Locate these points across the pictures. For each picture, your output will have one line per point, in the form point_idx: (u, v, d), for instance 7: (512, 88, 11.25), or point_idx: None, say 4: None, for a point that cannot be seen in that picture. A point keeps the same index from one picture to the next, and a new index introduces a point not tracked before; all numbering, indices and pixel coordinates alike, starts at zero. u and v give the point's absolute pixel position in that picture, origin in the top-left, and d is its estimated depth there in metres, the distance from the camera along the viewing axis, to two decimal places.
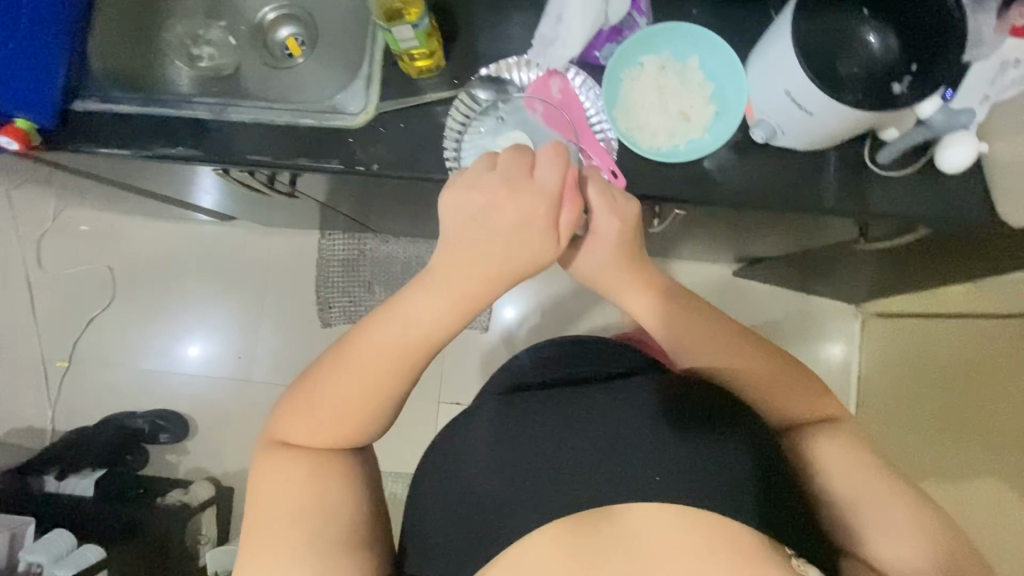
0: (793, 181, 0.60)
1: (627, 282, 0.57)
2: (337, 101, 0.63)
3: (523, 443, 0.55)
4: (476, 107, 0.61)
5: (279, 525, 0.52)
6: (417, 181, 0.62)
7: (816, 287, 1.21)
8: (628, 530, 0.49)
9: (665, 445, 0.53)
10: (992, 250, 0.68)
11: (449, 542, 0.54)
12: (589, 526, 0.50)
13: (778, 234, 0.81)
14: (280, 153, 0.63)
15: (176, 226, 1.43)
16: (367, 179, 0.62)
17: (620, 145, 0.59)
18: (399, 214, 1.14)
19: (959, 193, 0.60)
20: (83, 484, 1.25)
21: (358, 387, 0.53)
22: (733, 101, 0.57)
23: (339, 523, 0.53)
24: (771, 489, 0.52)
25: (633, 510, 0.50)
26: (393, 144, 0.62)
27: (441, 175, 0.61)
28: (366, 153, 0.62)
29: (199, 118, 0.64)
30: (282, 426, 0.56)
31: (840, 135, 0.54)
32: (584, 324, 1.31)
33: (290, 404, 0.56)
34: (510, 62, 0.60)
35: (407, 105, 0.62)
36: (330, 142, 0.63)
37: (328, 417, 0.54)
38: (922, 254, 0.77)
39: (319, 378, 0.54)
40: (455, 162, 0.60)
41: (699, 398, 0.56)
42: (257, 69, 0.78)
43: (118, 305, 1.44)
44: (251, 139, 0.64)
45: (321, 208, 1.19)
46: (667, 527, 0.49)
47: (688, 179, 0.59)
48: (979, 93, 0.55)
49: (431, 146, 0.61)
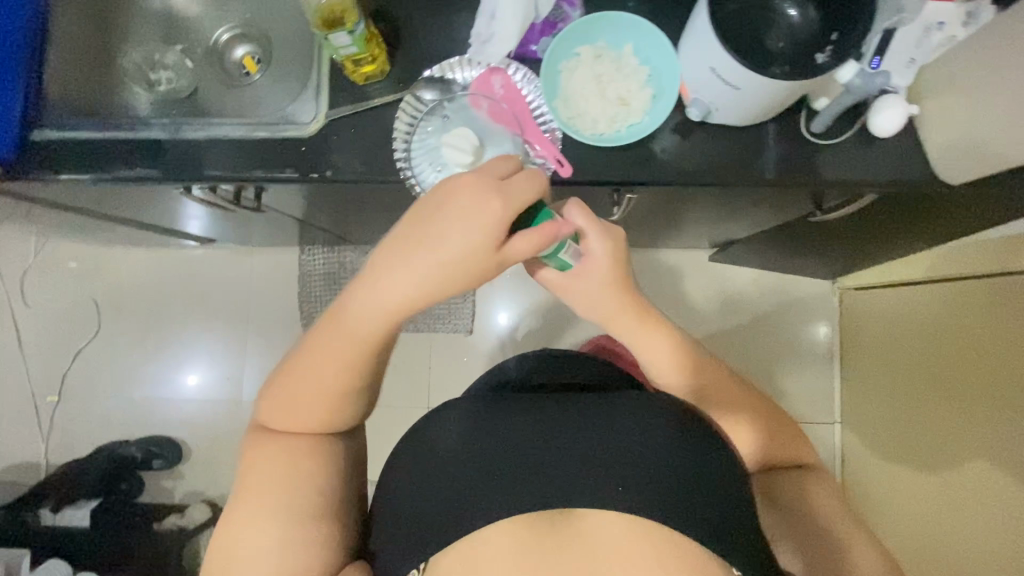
0: (734, 156, 0.61)
1: (615, 307, 0.63)
2: (290, 112, 0.65)
3: (494, 442, 0.57)
4: (423, 108, 0.62)
5: (269, 492, 0.55)
6: (371, 184, 0.63)
7: (790, 264, 1.23)
8: (587, 533, 0.50)
9: (650, 462, 0.54)
10: (939, 209, 0.70)
11: (398, 535, 0.56)
12: (548, 525, 0.51)
13: (737, 211, 0.83)
14: (236, 166, 0.65)
15: (157, 253, 1.45)
16: (323, 185, 0.63)
17: (564, 134, 0.61)
18: (373, 223, 1.16)
19: (897, 157, 0.61)
20: (80, 514, 1.28)
21: (328, 370, 0.56)
22: (668, 84, 0.59)
23: (308, 501, 0.56)
24: (732, 511, 0.54)
25: (588, 516, 0.51)
26: (346, 149, 0.63)
27: (393, 177, 0.62)
28: (321, 160, 0.64)
29: (157, 138, 0.66)
30: (272, 408, 0.60)
31: (769, 108, 0.56)
32: (567, 319, 1.33)
33: (280, 384, 0.60)
34: (452, 62, 0.62)
35: (356, 111, 0.63)
36: (288, 150, 0.64)
37: (304, 399, 0.58)
38: (877, 219, 0.79)
39: (295, 365, 0.58)
40: (405, 163, 0.62)
41: (696, 426, 0.58)
42: (215, 89, 0.80)
43: (105, 336, 1.45)
44: (208, 155, 0.65)
45: (298, 224, 1.20)
46: (623, 534, 0.50)
47: (633, 162, 0.61)
48: (906, 57, 0.58)
49: (381, 148, 0.63)
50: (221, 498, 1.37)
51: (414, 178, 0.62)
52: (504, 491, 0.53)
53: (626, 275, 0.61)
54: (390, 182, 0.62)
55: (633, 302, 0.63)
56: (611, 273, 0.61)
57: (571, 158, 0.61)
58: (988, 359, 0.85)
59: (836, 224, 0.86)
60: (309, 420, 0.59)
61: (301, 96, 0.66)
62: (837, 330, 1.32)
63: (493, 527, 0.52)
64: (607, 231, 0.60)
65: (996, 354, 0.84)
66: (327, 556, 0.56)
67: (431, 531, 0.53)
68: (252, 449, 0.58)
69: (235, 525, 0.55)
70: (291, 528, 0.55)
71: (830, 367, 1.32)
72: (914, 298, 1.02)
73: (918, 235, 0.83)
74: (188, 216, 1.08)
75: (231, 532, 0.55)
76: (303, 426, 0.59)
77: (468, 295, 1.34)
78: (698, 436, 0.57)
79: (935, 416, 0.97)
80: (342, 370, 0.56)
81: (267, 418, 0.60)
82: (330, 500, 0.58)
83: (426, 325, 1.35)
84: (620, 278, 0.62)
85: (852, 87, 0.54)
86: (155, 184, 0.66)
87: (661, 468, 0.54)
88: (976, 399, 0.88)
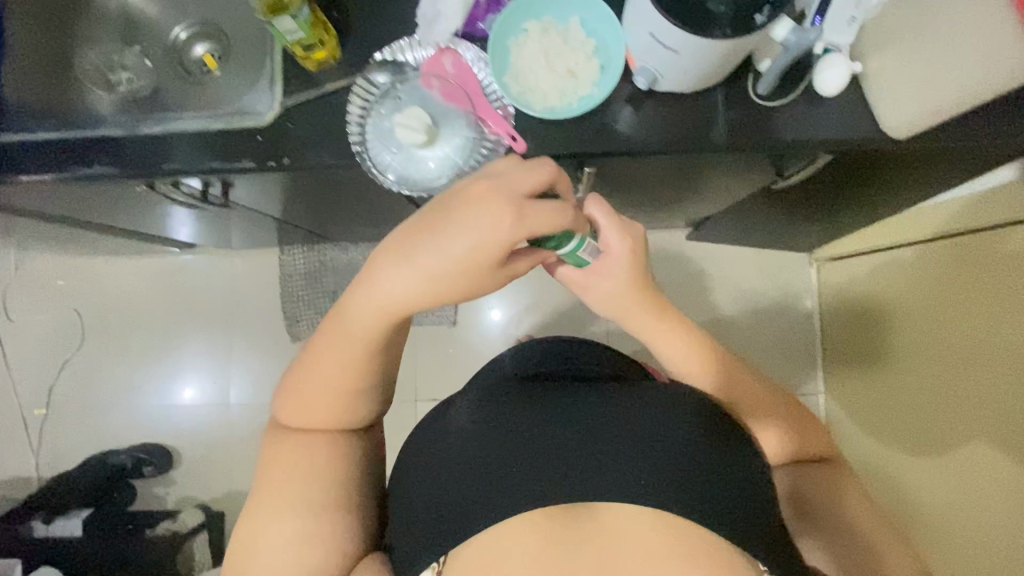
0: (686, 124, 0.62)
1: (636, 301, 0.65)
2: (246, 105, 0.66)
3: (512, 433, 0.59)
4: (375, 90, 0.63)
5: (288, 479, 0.58)
6: (329, 170, 0.64)
7: (766, 237, 1.24)
8: (609, 525, 0.52)
9: (675, 461, 0.56)
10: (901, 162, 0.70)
11: (418, 530, 0.57)
12: (574, 515, 0.53)
13: (701, 183, 0.84)
14: (195, 159, 0.65)
15: (137, 261, 1.45)
16: (280, 173, 0.63)
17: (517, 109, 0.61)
18: (349, 218, 1.17)
19: (845, 116, 0.62)
20: (71, 525, 1.26)
21: (336, 368, 0.59)
22: (614, 55, 0.60)
23: (329, 498, 0.59)
24: (751, 508, 0.57)
25: (613, 509, 0.53)
26: (302, 137, 0.64)
27: (349, 162, 0.63)
28: (277, 148, 0.64)
29: (115, 134, 0.66)
30: (287, 406, 0.62)
31: (712, 70, 0.56)
32: (549, 304, 1.35)
33: (297, 380, 0.62)
34: (403, 45, 0.63)
35: (311, 98, 0.64)
36: (249, 139, 0.65)
37: (316, 398, 0.60)
38: (836, 180, 0.81)
39: (307, 365, 0.61)
40: (361, 148, 0.62)
41: (720, 428, 0.62)
42: (175, 88, 0.80)
43: (89, 346, 1.45)
44: (167, 150, 0.66)
45: (278, 223, 1.20)
46: (643, 525, 0.52)
47: (586, 134, 0.62)
48: (848, 15, 0.59)
49: (337, 133, 0.63)
50: (214, 503, 1.38)
51: (372, 162, 0.63)
52: (530, 487, 0.55)
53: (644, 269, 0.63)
54: (347, 166, 0.63)
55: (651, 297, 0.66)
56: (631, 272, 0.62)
57: (524, 133, 0.62)
58: (959, 323, 0.87)
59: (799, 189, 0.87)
60: (324, 416, 0.61)
61: (256, 87, 0.67)
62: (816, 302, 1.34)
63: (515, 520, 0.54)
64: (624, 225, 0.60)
65: (968, 319, 0.85)
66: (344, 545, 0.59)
67: (453, 526, 0.55)
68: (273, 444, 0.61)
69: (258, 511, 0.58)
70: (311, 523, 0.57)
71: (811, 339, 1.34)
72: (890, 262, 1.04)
73: (883, 192, 0.84)
74: (163, 220, 1.09)
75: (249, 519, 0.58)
76: (319, 424, 0.62)
77: None
78: (719, 436, 0.61)
79: (918, 387, 0.99)
80: (349, 366, 0.59)
81: (281, 417, 0.62)
82: (349, 499, 0.60)
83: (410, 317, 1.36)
84: (639, 273, 0.63)
85: (787, 44, 0.55)
86: (117, 180, 0.67)
87: (683, 466, 0.56)
88: (954, 364, 0.89)
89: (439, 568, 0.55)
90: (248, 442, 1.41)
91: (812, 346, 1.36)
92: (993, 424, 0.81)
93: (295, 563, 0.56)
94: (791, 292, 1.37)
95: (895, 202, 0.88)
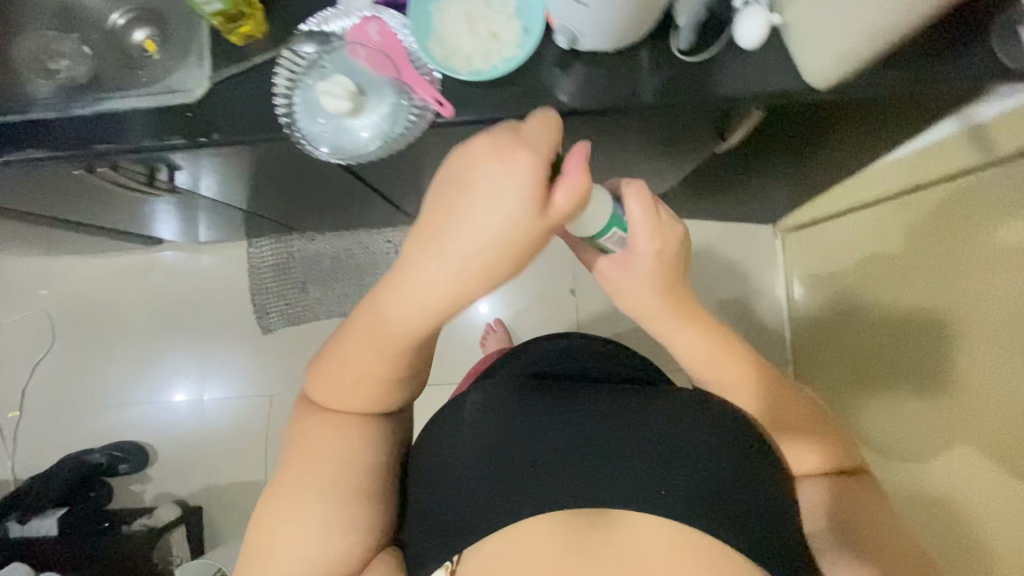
0: (613, 83, 0.63)
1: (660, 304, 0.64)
2: (176, 81, 0.66)
3: (527, 436, 0.60)
4: (301, 61, 0.63)
5: (312, 466, 0.58)
6: (259, 144, 0.64)
7: (728, 210, 1.26)
8: (629, 534, 0.54)
9: (704, 470, 0.57)
10: (836, 113, 0.71)
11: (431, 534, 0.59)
12: (591, 523, 0.54)
13: (645, 152, 0.86)
14: (124, 138, 0.66)
15: (105, 259, 1.45)
16: (210, 149, 0.63)
17: (442, 74, 0.61)
18: (313, 208, 1.18)
19: (770, 69, 0.63)
20: (46, 523, 1.24)
21: (367, 356, 0.59)
22: (535, 17, 0.61)
23: (353, 485, 0.58)
24: (775, 518, 0.58)
25: (636, 518, 0.55)
26: (231, 112, 0.64)
27: (278, 134, 0.63)
28: (207, 124, 0.64)
29: (52, 117, 0.67)
30: (322, 392, 0.62)
31: (628, 24, 0.56)
32: (517, 288, 1.40)
33: (326, 363, 0.62)
34: (328, 15, 0.64)
35: (243, 70, 0.64)
36: (180, 115, 0.65)
37: (351, 385, 0.61)
38: (772, 139, 0.83)
39: (336, 355, 0.61)
40: (288, 119, 0.63)
41: (750, 439, 0.62)
42: (115, 73, 0.80)
43: (61, 347, 1.45)
44: (98, 130, 0.67)
45: (245, 215, 1.20)
46: (663, 535, 0.54)
47: (512, 97, 0.62)
48: None
49: (265, 108, 0.64)
50: (191, 497, 1.39)
51: (301, 134, 0.63)
52: (556, 493, 0.56)
53: (675, 270, 0.62)
54: (276, 139, 0.63)
55: (680, 301, 0.64)
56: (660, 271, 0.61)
57: (451, 98, 0.62)
58: (921, 283, 0.90)
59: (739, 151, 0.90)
60: (360, 403, 0.62)
61: (185, 64, 0.67)
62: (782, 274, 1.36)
63: (534, 521, 0.55)
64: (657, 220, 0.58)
65: (931, 279, 0.88)
66: (367, 538, 0.59)
67: (472, 526, 0.57)
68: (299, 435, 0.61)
69: (279, 503, 0.57)
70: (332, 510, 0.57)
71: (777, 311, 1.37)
72: (856, 224, 1.05)
73: (827, 144, 0.85)
74: (124, 214, 1.10)
75: (272, 511, 0.57)
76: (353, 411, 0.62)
77: None
78: (749, 446, 0.62)
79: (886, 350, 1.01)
80: (379, 357, 0.58)
81: (317, 397, 0.63)
82: (375, 490, 0.60)
83: None
84: (669, 273, 0.62)
85: None
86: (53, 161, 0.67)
87: (713, 474, 0.57)
88: (915, 323, 0.93)
89: (451, 568, 0.57)
90: (224, 436, 1.41)
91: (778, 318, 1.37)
92: (964, 389, 0.83)
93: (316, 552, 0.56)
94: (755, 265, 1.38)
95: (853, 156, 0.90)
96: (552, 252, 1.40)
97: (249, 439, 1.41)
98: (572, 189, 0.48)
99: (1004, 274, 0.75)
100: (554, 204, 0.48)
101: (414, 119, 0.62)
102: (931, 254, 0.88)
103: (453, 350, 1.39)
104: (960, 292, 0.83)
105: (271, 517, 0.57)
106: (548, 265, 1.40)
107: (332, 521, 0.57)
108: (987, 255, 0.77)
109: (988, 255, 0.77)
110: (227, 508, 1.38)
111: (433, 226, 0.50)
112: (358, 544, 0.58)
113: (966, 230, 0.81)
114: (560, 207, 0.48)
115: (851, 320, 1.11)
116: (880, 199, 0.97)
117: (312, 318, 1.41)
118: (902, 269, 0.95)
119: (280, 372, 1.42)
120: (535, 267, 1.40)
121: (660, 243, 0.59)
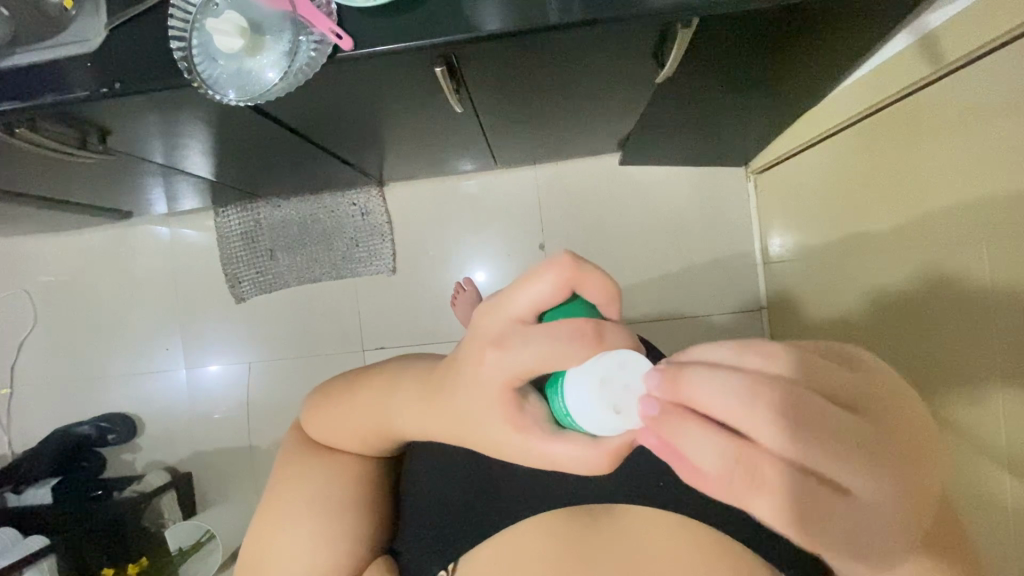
0: (520, 6, 0.63)
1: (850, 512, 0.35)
2: (81, 32, 0.70)
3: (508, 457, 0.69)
4: (194, 6, 0.67)
5: (310, 486, 0.68)
6: (162, 93, 0.67)
7: (698, 155, 1.24)
8: (605, 536, 0.58)
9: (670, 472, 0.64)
10: (776, 27, 0.66)
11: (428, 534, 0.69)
12: (569, 526, 0.60)
13: (586, 93, 0.85)
14: (31, 93, 0.69)
15: (75, 235, 1.46)
16: (112, 99, 0.66)
17: (339, 5, 0.65)
18: (279, 178, 1.18)
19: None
20: (40, 493, 1.29)
21: (381, 431, 0.65)
22: None
23: (344, 494, 0.68)
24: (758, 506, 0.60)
25: (617, 524, 0.60)
26: (131, 64, 0.67)
27: (179, 82, 0.66)
28: (112, 76, 0.67)
29: (7, 67, 0.71)
30: (330, 437, 0.70)
31: None
32: (490, 246, 1.40)
33: (324, 412, 0.70)
34: None
35: (139, 16, 0.69)
36: (105, 60, 0.68)
37: (348, 439, 0.68)
38: (719, 79, 0.81)
39: (353, 430, 0.67)
40: (188, 64, 0.65)
41: None
42: (33, 32, 0.73)
43: (46, 322, 1.48)
44: (8, 87, 0.70)
45: (211, 186, 1.20)
46: (636, 530, 0.59)
47: (421, 25, 0.63)
48: None
49: (160, 61, 0.67)
50: (181, 464, 1.44)
51: (202, 79, 0.66)
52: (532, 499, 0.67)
53: (889, 420, 0.35)
54: (179, 85, 0.66)
55: (902, 480, 0.34)
56: (836, 468, 0.34)
57: (352, 32, 0.64)
58: (881, 220, 0.88)
59: (689, 96, 0.87)
60: (358, 450, 0.69)
61: (92, 18, 0.71)
62: (756, 219, 1.35)
63: (532, 526, 0.62)
64: (796, 381, 0.35)
65: (895, 241, 0.85)
66: (358, 548, 0.67)
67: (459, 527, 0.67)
68: (307, 467, 0.70)
69: (280, 514, 0.67)
70: (315, 520, 0.66)
71: (752, 257, 1.36)
72: (822, 156, 1.04)
73: (776, 71, 0.80)
74: (93, 190, 1.12)
75: (275, 515, 0.67)
76: (355, 458, 0.71)
77: (386, 236, 1.40)
78: None
79: (851, 288, 1.00)
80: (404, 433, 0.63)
81: (325, 447, 0.71)
82: (364, 503, 0.69)
83: (350, 270, 1.42)
84: (880, 461, 0.34)
85: None
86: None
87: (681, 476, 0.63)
88: (872, 275, 0.93)
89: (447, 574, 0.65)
90: (205, 405, 1.45)
91: (748, 265, 1.36)
92: (916, 347, 0.80)
93: (307, 556, 0.64)
94: (725, 212, 1.36)
95: (803, 82, 0.86)
96: (524, 206, 1.39)
97: (232, 407, 1.44)
98: (535, 356, 0.42)
99: (939, 215, 0.73)
100: (526, 367, 0.43)
101: (316, 52, 0.64)
102: (891, 200, 0.84)
103: (426, 311, 1.41)
104: (904, 233, 0.82)
105: (273, 522, 0.67)
106: (521, 221, 1.39)
107: (321, 529, 0.65)
108: (916, 187, 0.78)
109: (924, 179, 0.76)
110: (217, 473, 1.43)
111: (471, 362, 0.47)
112: (344, 551, 0.65)
113: (909, 155, 0.79)
114: (523, 368, 0.43)
115: (826, 263, 1.08)
116: (848, 126, 0.93)
117: (284, 286, 1.43)
118: (864, 207, 0.92)
119: (258, 339, 1.44)
120: (508, 223, 1.40)
121: (810, 433, 0.34)
